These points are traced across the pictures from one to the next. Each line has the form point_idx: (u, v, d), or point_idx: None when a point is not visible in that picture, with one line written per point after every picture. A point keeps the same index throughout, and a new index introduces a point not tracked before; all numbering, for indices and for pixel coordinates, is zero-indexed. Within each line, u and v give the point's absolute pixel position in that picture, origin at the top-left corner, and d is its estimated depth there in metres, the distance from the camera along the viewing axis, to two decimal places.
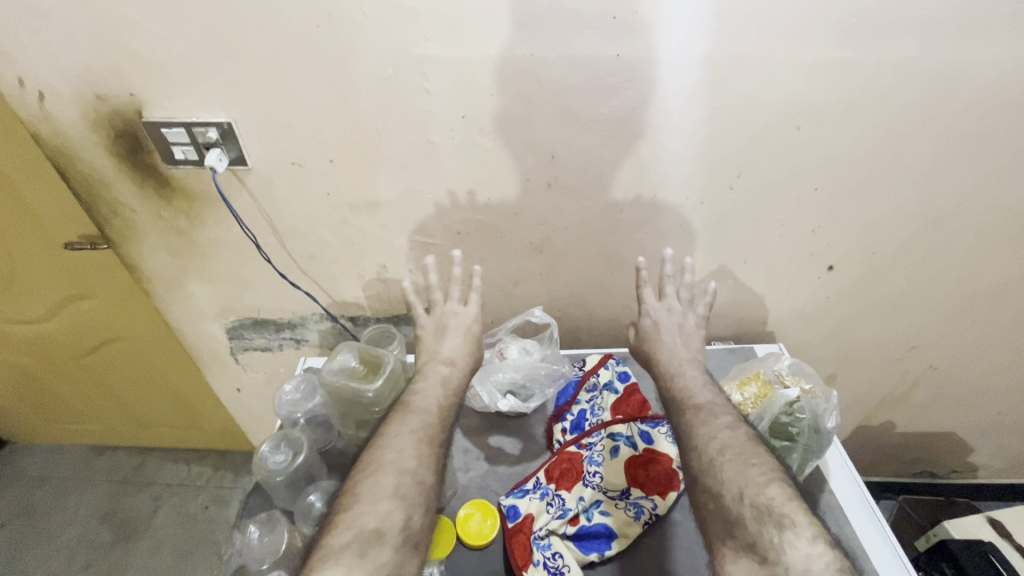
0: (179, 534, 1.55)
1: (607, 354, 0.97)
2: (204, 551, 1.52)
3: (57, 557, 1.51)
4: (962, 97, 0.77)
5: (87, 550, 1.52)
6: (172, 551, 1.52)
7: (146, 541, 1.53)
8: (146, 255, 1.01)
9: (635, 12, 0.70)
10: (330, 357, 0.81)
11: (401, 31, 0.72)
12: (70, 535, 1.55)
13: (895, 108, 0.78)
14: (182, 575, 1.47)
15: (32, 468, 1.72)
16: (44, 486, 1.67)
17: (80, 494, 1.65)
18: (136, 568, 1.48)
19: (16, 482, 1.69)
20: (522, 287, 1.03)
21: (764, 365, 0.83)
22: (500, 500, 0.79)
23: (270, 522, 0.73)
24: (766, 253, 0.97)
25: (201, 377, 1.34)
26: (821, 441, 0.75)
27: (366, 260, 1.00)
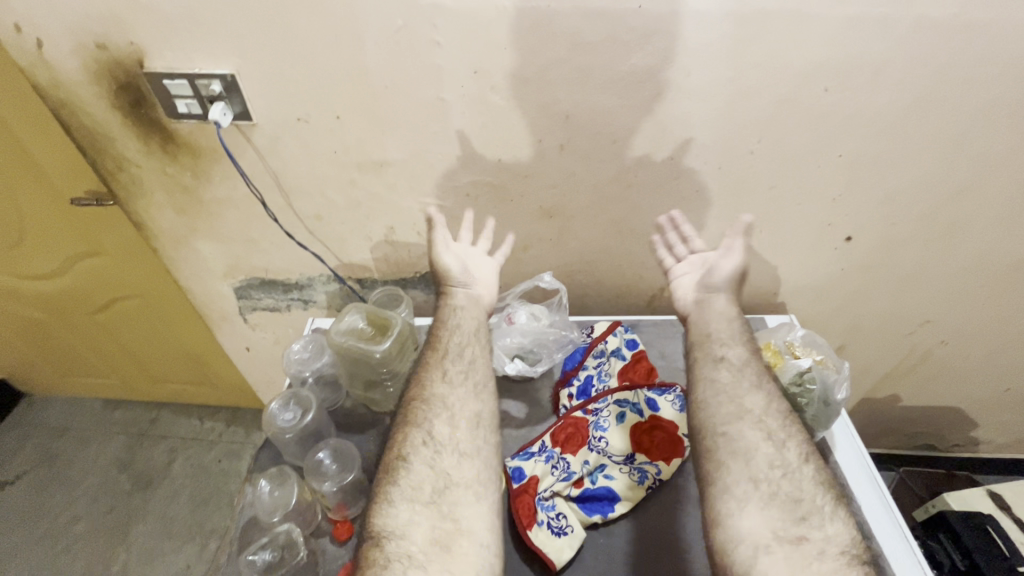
0: (194, 485, 1.60)
1: (616, 321, 0.96)
2: (219, 501, 1.57)
3: (78, 503, 1.57)
4: (1003, 59, 0.72)
5: (107, 497, 1.58)
6: (187, 500, 1.58)
7: (163, 490, 1.59)
8: (153, 212, 1.00)
9: None
10: (338, 318, 0.80)
11: None
12: (90, 483, 1.61)
13: (931, 70, 0.74)
14: (198, 523, 1.53)
15: (51, 419, 1.77)
16: (63, 437, 1.73)
17: (98, 445, 1.70)
18: (154, 515, 1.54)
19: (36, 432, 1.74)
20: (532, 253, 1.02)
21: (775, 334, 0.82)
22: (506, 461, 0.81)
23: (280, 476, 0.75)
24: (783, 223, 0.95)
25: (211, 336, 1.36)
26: (829, 413, 0.74)
27: (373, 221, 0.98)
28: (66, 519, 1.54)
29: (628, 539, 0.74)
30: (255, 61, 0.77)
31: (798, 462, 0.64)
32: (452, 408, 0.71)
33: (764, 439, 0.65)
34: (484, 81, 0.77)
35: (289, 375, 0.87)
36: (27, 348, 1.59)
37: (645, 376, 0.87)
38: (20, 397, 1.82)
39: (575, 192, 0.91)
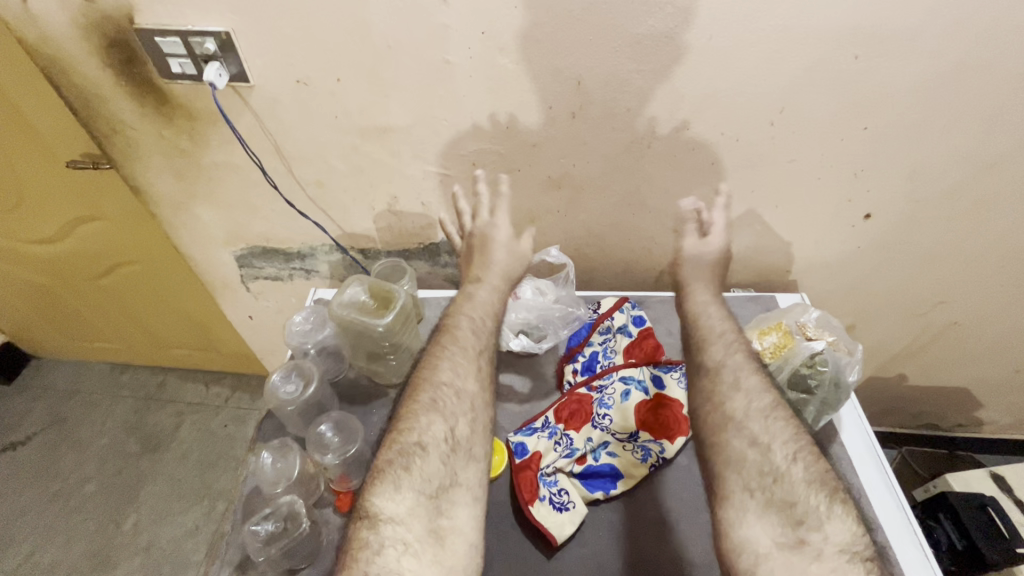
0: (201, 449, 1.63)
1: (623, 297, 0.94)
2: (226, 465, 1.60)
3: (89, 464, 1.60)
4: None
5: (117, 459, 1.61)
6: (195, 463, 1.60)
7: (171, 453, 1.62)
8: (151, 177, 0.98)
9: None
10: (340, 289, 0.78)
11: None
12: (100, 445, 1.64)
13: (971, 36, 0.69)
14: (206, 484, 1.56)
15: (59, 382, 1.79)
16: (72, 399, 1.75)
17: (106, 408, 1.73)
18: (163, 476, 1.57)
19: (45, 394, 1.77)
20: (539, 225, 0.99)
21: (787, 316, 0.80)
22: (508, 437, 0.80)
23: (281, 448, 0.75)
24: (800, 198, 0.91)
25: (214, 303, 1.35)
26: (840, 395, 0.71)
27: (376, 190, 0.96)
28: (77, 479, 1.57)
29: (630, 515, 0.74)
30: (251, 17, 0.73)
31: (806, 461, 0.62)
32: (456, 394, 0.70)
33: (772, 421, 0.64)
34: (492, 42, 0.73)
35: (291, 346, 0.86)
36: (33, 311, 1.59)
37: (652, 353, 0.85)
38: (28, 360, 1.84)
39: (585, 163, 0.88)
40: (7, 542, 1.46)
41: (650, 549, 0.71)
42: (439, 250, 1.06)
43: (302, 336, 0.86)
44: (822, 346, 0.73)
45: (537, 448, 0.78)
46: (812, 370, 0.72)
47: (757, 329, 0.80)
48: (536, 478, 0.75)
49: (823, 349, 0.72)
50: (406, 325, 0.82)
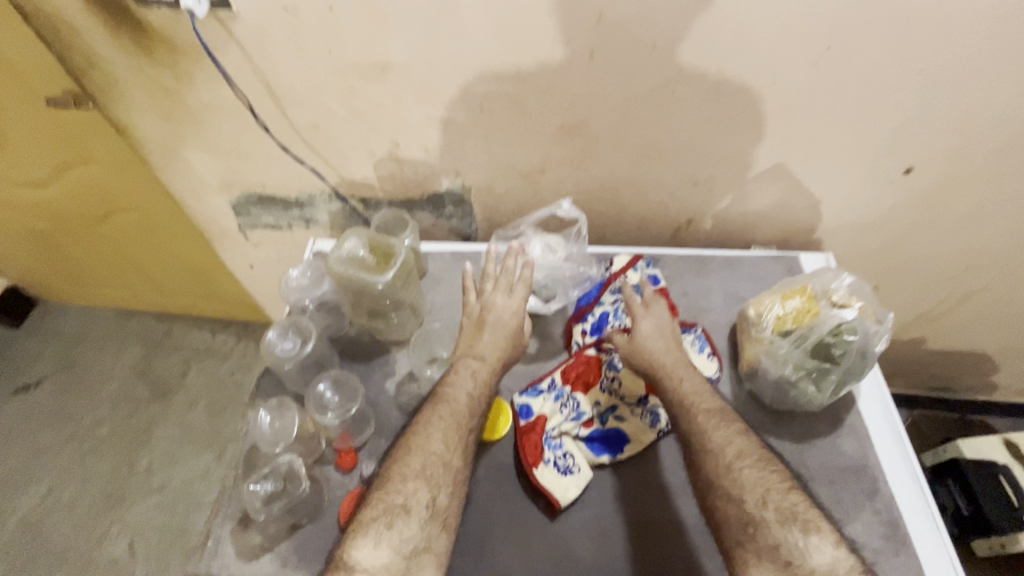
0: (210, 394, 1.65)
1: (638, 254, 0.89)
2: (234, 410, 1.62)
3: (101, 407, 1.63)
4: None
5: (128, 403, 1.64)
6: (204, 408, 1.63)
7: (180, 398, 1.64)
8: (137, 118, 0.92)
9: None
10: (337, 243, 0.73)
11: None
12: (110, 389, 1.66)
13: None
14: (215, 429, 1.59)
15: (67, 327, 1.80)
16: (80, 344, 1.76)
17: (114, 353, 1.74)
18: (174, 421, 1.60)
19: (54, 338, 1.78)
20: (550, 176, 0.93)
21: (812, 280, 0.75)
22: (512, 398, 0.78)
23: (280, 408, 0.76)
24: (836, 151, 0.84)
25: (214, 252, 1.31)
26: (864, 365, 0.69)
27: (376, 135, 0.89)
28: (91, 421, 1.61)
29: (637, 479, 0.72)
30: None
31: (789, 500, 0.62)
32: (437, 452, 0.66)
33: (756, 466, 0.64)
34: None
35: (287, 302, 0.83)
36: (32, 256, 1.56)
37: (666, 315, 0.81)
38: (34, 304, 1.83)
39: (602, 110, 0.81)
40: (27, 480, 1.51)
41: (655, 514, 0.70)
42: (444, 201, 1.00)
43: (300, 292, 0.83)
44: (852, 316, 0.68)
45: (543, 411, 0.76)
46: (839, 341, 0.68)
47: (778, 296, 0.75)
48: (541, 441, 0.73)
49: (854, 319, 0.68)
50: (408, 280, 0.79)
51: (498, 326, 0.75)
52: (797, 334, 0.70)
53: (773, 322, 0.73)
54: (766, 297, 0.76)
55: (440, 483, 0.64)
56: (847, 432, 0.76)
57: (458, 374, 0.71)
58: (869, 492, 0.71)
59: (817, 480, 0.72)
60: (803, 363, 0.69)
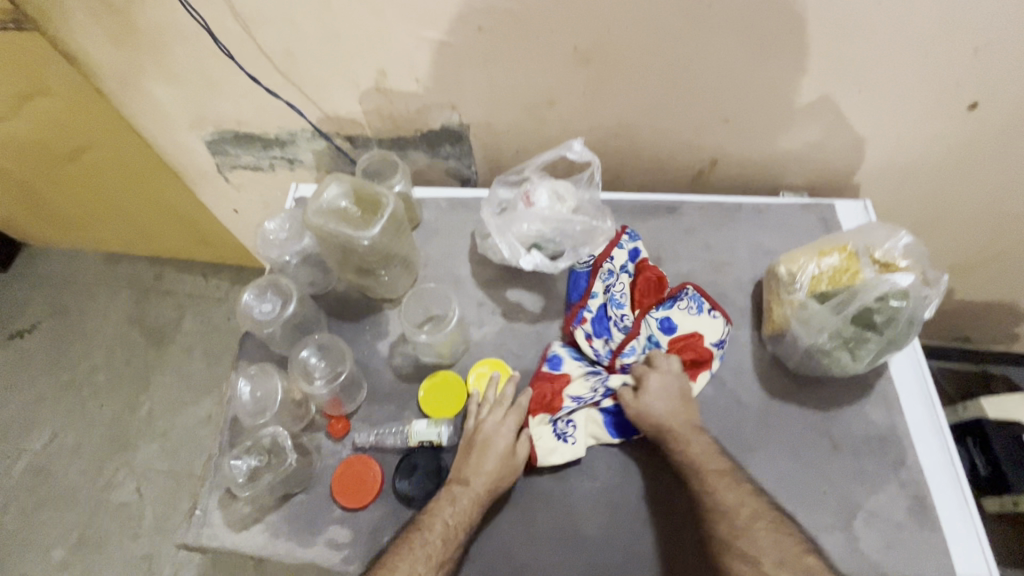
0: (206, 342, 1.61)
1: (619, 227, 0.80)
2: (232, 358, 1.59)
3: (97, 354, 1.61)
4: None
5: (123, 349, 1.61)
6: (201, 355, 1.60)
7: (176, 345, 1.61)
8: (84, 42, 0.80)
9: None
10: (315, 193, 0.65)
11: None
12: (104, 336, 1.63)
13: None
14: (214, 377, 1.56)
15: (54, 271, 1.74)
16: (70, 289, 1.71)
17: (106, 299, 1.69)
18: (171, 368, 1.58)
19: (42, 283, 1.72)
20: (559, 111, 0.82)
21: (854, 237, 0.67)
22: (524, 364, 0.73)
23: (261, 376, 0.73)
24: (892, 80, 0.72)
25: (194, 195, 1.22)
26: (909, 334, 0.62)
27: (359, 63, 0.77)
28: (88, 368, 1.59)
29: (646, 449, 0.68)
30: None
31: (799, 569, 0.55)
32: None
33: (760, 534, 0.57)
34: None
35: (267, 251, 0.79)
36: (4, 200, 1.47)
37: (652, 292, 0.74)
38: (19, 247, 1.76)
39: (621, 30, 0.69)
40: (30, 425, 1.51)
41: (666, 485, 0.66)
42: (440, 139, 0.90)
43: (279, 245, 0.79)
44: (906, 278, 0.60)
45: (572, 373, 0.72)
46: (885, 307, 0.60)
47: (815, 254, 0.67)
48: (556, 393, 0.70)
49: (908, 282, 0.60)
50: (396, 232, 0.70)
51: (488, 451, 0.65)
52: (838, 298, 0.62)
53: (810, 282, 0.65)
54: (798, 256, 0.68)
55: None
56: (876, 400, 0.70)
57: (440, 499, 0.62)
58: (895, 464, 0.67)
59: (839, 451, 0.68)
60: (841, 331, 0.62)
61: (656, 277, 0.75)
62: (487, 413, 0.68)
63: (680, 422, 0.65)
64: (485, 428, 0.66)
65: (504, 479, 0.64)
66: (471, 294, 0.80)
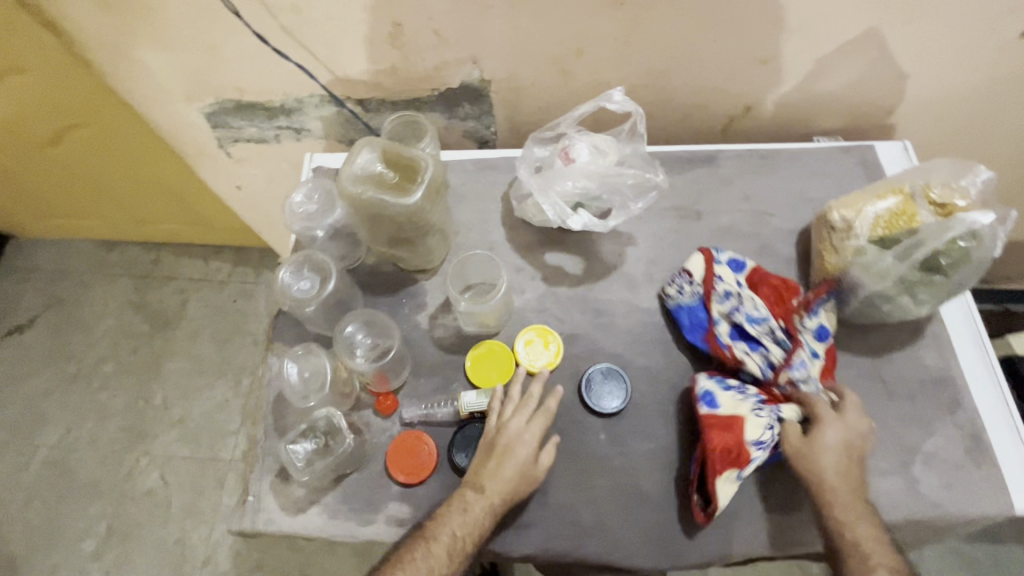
0: (214, 326, 1.57)
1: (704, 247, 0.72)
2: (243, 340, 1.56)
3: (101, 345, 1.56)
4: None
5: (129, 338, 1.56)
6: (210, 339, 1.56)
7: (183, 330, 1.57)
8: (68, 8, 0.72)
9: None
10: (349, 158, 0.61)
11: None
12: (107, 326, 1.58)
13: None
14: (226, 361, 1.53)
15: (45, 262, 1.66)
16: (64, 280, 1.64)
17: (103, 288, 1.63)
18: (181, 354, 1.54)
19: (34, 275, 1.65)
20: (587, 60, 0.77)
21: (907, 179, 0.65)
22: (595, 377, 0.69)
23: (306, 356, 0.70)
24: (946, 8, 0.68)
25: (192, 173, 1.15)
26: (975, 273, 0.61)
27: (374, 16, 0.71)
28: (94, 360, 1.54)
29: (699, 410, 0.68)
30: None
31: None
32: None
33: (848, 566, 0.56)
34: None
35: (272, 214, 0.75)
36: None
37: (778, 302, 0.68)
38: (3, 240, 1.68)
39: None
40: (41, 420, 1.48)
41: None
42: (459, 98, 0.85)
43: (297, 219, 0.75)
44: (981, 217, 0.58)
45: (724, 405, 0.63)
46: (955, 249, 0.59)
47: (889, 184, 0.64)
48: (739, 444, 0.59)
49: (983, 221, 0.58)
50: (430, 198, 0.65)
51: (507, 455, 0.62)
52: (902, 245, 0.61)
53: (870, 228, 0.64)
54: (852, 203, 0.67)
55: None
56: (928, 343, 0.69)
57: (451, 508, 0.60)
58: (950, 406, 0.66)
59: (896, 396, 0.67)
60: (906, 277, 0.61)
61: (782, 285, 0.68)
62: (512, 414, 0.65)
63: (844, 476, 0.59)
64: (508, 432, 0.63)
65: (524, 488, 0.62)
66: (509, 260, 0.77)
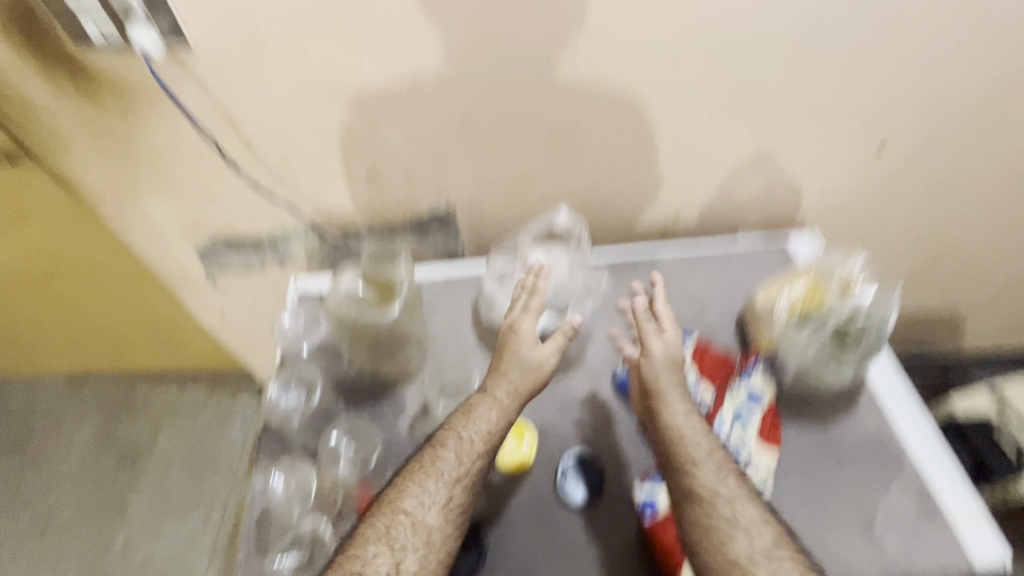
0: (186, 456, 1.52)
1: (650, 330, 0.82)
2: (217, 470, 1.50)
3: (63, 488, 1.49)
4: None
5: (94, 478, 1.50)
6: (182, 471, 1.50)
7: (152, 465, 1.51)
8: (85, 170, 0.84)
9: None
10: (336, 282, 0.81)
11: None
12: (71, 466, 1.52)
13: None
14: (198, 494, 1.47)
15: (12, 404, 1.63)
16: (30, 421, 1.60)
17: (71, 426, 1.59)
18: (149, 491, 1.47)
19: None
20: (536, 186, 0.91)
21: (813, 267, 0.79)
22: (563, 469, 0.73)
23: (293, 468, 0.74)
24: (813, 132, 0.86)
25: (178, 304, 1.22)
26: (880, 343, 0.72)
27: (353, 162, 0.85)
28: (55, 505, 1.46)
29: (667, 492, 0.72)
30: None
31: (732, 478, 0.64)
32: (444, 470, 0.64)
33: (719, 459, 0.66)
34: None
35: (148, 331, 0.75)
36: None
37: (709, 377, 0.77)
38: None
39: (587, 108, 0.80)
40: None
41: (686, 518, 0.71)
42: (428, 224, 0.95)
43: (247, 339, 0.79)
44: (872, 297, 0.73)
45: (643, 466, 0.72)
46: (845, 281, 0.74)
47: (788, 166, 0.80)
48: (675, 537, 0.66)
49: (874, 299, 0.73)
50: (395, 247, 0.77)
51: (518, 348, 0.73)
52: (817, 316, 0.72)
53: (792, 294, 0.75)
54: (775, 286, 0.78)
55: (433, 505, 0.62)
56: (863, 407, 0.76)
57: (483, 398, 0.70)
58: (895, 465, 0.72)
59: (845, 463, 0.72)
60: (826, 345, 0.70)
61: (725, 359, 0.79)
62: (522, 316, 0.76)
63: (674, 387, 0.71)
64: (518, 325, 0.75)
65: (528, 382, 0.71)
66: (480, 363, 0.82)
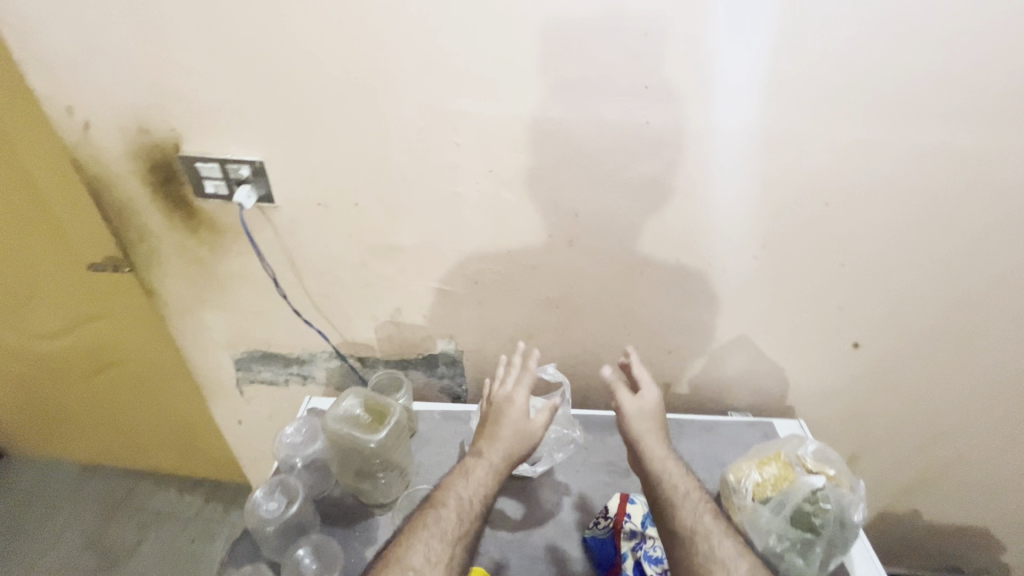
0: (162, 568, 1.49)
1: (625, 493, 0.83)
2: None
3: None
4: (986, 187, 0.77)
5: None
6: None
7: (126, 572, 1.48)
8: (167, 283, 1.02)
9: (665, 82, 0.72)
10: (336, 402, 0.78)
11: (438, 86, 0.74)
12: (50, 560, 1.50)
13: (922, 192, 0.78)
14: None
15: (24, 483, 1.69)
16: (32, 504, 1.63)
17: (66, 516, 1.60)
18: None
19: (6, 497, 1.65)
20: (535, 341, 1.01)
21: (786, 446, 0.80)
22: None
23: (254, 575, 0.73)
24: (790, 325, 0.95)
25: (204, 406, 1.32)
26: (846, 536, 0.71)
27: (381, 302, 0.99)
28: None
29: None
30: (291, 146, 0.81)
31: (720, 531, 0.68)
32: (447, 514, 0.69)
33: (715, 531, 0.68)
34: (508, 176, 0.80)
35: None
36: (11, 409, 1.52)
37: None
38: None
39: (586, 285, 0.93)
40: None
41: None
42: (437, 361, 1.07)
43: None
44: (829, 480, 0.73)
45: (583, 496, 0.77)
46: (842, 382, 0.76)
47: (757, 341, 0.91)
48: None
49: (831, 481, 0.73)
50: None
51: (508, 420, 0.78)
52: (776, 500, 0.73)
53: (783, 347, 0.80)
54: (746, 462, 0.80)
55: (440, 546, 0.66)
56: None
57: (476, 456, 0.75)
58: None
59: None
60: (785, 533, 0.71)
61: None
62: (507, 383, 0.83)
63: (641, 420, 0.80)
64: (501, 395, 0.81)
65: (520, 444, 0.76)
66: None
